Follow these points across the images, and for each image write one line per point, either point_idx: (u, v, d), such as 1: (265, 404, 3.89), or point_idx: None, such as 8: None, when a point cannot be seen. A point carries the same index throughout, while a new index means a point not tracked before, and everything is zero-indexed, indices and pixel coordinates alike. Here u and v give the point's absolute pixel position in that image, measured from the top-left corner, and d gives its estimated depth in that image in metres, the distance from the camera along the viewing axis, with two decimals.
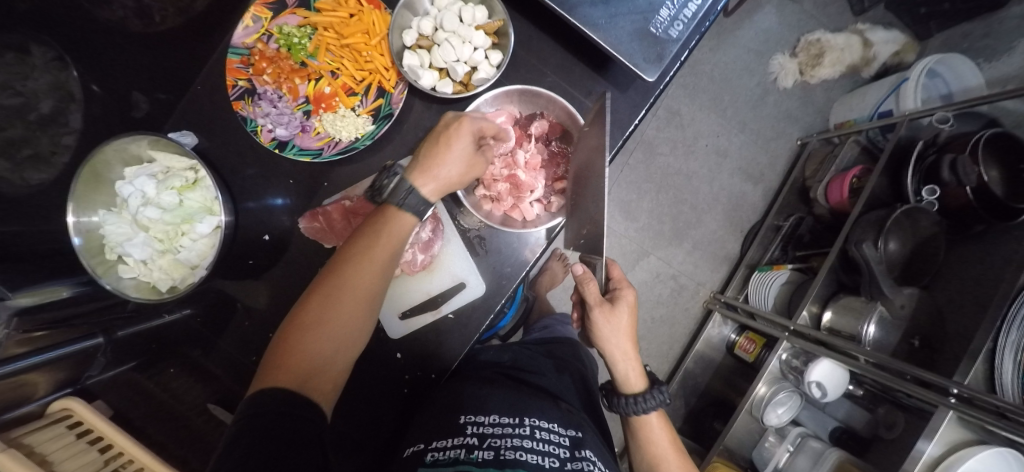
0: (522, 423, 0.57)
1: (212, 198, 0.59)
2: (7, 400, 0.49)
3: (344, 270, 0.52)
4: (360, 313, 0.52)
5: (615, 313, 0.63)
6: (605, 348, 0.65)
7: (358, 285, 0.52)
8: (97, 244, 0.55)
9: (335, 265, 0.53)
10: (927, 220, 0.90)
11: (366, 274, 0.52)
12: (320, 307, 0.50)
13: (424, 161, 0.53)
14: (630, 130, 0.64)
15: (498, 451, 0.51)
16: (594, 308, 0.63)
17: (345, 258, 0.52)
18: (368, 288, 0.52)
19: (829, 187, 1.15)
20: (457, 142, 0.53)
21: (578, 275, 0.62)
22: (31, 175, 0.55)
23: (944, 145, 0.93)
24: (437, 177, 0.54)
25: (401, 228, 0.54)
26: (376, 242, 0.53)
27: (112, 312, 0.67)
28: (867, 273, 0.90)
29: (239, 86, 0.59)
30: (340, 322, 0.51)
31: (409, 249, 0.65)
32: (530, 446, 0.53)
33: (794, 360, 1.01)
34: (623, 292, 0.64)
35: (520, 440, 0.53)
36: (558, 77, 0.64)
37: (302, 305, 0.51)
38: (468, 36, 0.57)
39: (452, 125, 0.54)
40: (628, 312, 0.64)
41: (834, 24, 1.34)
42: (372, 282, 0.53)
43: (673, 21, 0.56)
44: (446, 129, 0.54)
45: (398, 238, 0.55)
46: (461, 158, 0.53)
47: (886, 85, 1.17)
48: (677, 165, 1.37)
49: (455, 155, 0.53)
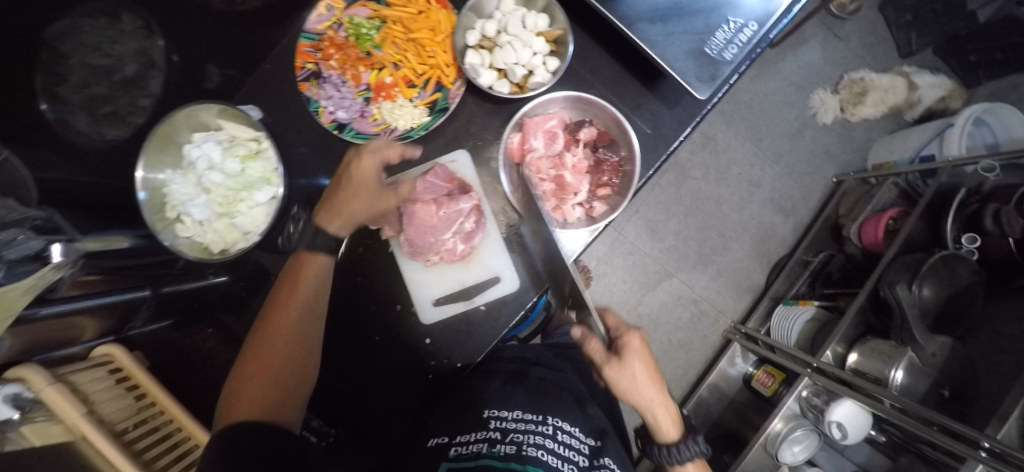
0: (546, 422, 0.58)
1: (273, 169, 0.61)
2: (52, 340, 0.59)
3: (273, 317, 0.58)
4: (301, 346, 0.58)
5: (626, 364, 0.63)
6: (630, 401, 0.64)
7: (286, 325, 0.57)
8: (161, 201, 0.59)
9: (268, 312, 0.59)
10: (965, 269, 0.87)
11: (293, 315, 0.58)
12: (261, 354, 0.57)
13: (332, 201, 0.58)
14: (674, 145, 0.65)
15: (519, 446, 0.53)
16: (603, 366, 0.64)
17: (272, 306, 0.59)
18: (297, 326, 0.58)
19: (863, 227, 1.13)
20: (359, 178, 0.57)
21: (578, 336, 0.66)
22: (108, 132, 0.59)
23: (987, 195, 0.91)
24: (342, 214, 0.59)
25: (321, 269, 0.60)
26: (301, 284, 0.59)
27: (164, 268, 0.72)
28: (899, 317, 0.86)
29: (307, 69, 0.63)
30: (284, 358, 0.57)
31: (452, 238, 0.65)
32: (552, 447, 0.55)
33: (815, 398, 0.97)
34: (630, 341, 0.64)
35: (543, 439, 0.55)
36: (608, 89, 0.65)
37: (246, 354, 0.58)
38: (529, 41, 0.59)
39: (353, 160, 0.58)
40: (645, 360, 0.64)
41: (879, 64, 1.33)
42: (300, 319, 0.58)
43: (728, 44, 0.57)
44: (347, 169, 0.58)
45: (319, 276, 0.60)
46: (364, 196, 0.58)
47: (929, 129, 1.15)
48: (707, 190, 1.37)
49: (361, 192, 0.58)
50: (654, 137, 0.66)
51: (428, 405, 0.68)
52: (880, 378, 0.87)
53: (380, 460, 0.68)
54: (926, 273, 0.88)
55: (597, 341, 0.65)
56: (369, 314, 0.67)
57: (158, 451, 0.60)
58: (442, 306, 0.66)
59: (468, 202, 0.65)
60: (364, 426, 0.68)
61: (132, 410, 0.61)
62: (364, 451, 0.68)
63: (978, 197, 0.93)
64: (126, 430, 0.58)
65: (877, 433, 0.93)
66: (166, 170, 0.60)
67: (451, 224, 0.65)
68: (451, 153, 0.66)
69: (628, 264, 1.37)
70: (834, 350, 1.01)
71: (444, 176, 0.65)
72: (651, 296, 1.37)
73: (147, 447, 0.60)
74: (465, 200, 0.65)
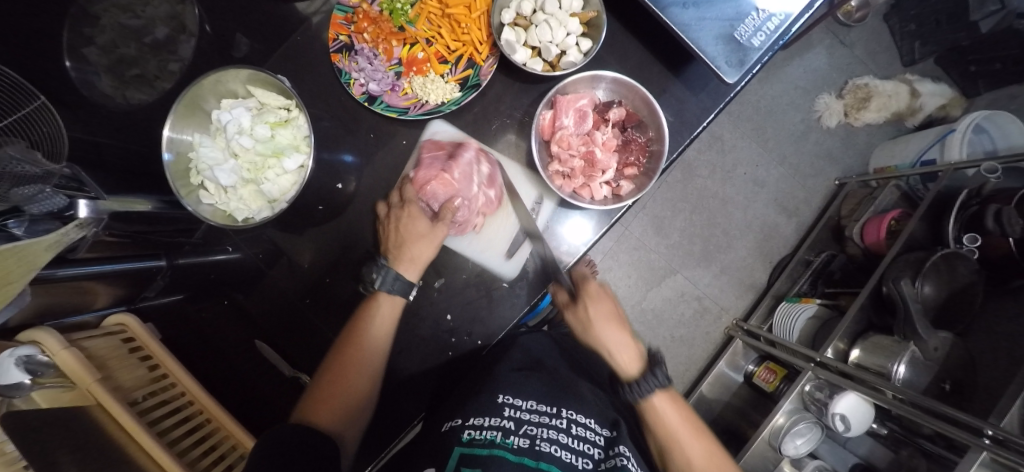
0: (561, 415, 0.60)
1: (303, 137, 0.61)
2: (66, 305, 0.57)
3: (347, 345, 0.60)
4: (367, 379, 0.60)
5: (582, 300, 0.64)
6: (594, 343, 0.64)
7: (359, 359, 0.59)
8: (184, 167, 0.58)
9: (342, 343, 0.61)
10: (965, 267, 0.89)
11: (364, 346, 0.60)
12: (331, 383, 0.59)
13: (397, 250, 0.61)
14: (698, 131, 0.66)
15: (533, 440, 0.56)
16: (565, 308, 0.66)
17: (345, 337, 0.61)
18: (368, 358, 0.60)
19: (866, 227, 1.15)
20: (411, 218, 0.62)
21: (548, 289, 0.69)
22: (133, 95, 0.59)
23: (987, 197, 0.93)
24: (411, 257, 0.61)
25: (392, 309, 0.61)
26: (375, 317, 0.60)
27: (182, 238, 0.70)
28: (902, 311, 0.87)
29: (339, 40, 0.63)
30: (351, 388, 0.59)
31: (479, 191, 0.64)
32: (566, 442, 0.57)
33: (817, 392, 0.98)
34: (588, 284, 0.65)
35: (556, 434, 0.57)
36: (636, 74, 0.66)
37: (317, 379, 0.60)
38: (563, 22, 0.59)
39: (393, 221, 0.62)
40: (603, 299, 0.64)
41: (882, 71, 1.37)
42: (370, 352, 0.60)
43: (756, 31, 0.57)
44: (396, 221, 0.62)
45: (392, 316, 0.61)
46: (422, 231, 0.62)
47: (930, 135, 1.18)
48: (713, 189, 1.39)
49: (421, 231, 0.62)
50: (678, 123, 0.66)
51: (446, 382, 0.68)
52: (881, 372, 0.88)
53: (395, 439, 0.68)
54: (929, 270, 0.89)
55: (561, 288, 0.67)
56: None
57: (172, 423, 0.58)
58: (465, 283, 0.67)
59: (472, 150, 0.64)
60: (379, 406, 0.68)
61: (146, 380, 0.59)
62: (376, 433, 0.67)
63: (979, 199, 0.94)
64: (139, 399, 0.55)
65: (878, 425, 0.95)
66: (194, 133, 0.59)
67: (472, 180, 0.63)
68: (438, 125, 0.66)
69: (634, 260, 1.39)
70: (836, 346, 1.02)
71: (438, 146, 0.65)
72: (655, 292, 1.38)
73: (160, 418, 0.57)
74: (465, 150, 0.64)
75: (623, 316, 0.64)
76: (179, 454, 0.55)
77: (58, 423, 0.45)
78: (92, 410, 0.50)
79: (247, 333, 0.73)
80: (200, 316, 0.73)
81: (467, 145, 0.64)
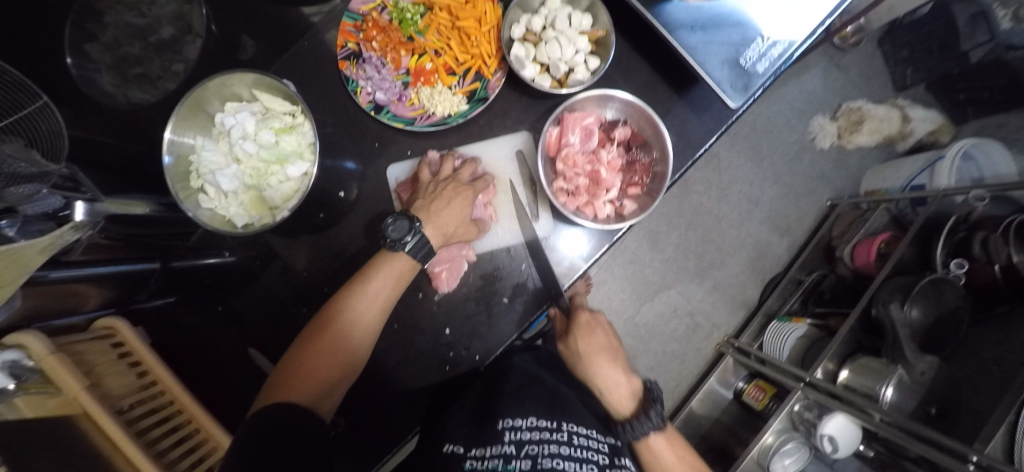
0: (562, 429, 0.59)
1: (307, 144, 0.60)
2: (57, 310, 0.55)
3: (332, 325, 0.56)
4: (360, 346, 0.57)
5: (577, 334, 0.67)
6: (588, 378, 0.65)
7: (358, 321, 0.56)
8: (184, 169, 0.57)
9: (342, 300, 0.57)
10: (953, 293, 0.91)
11: (353, 328, 0.56)
12: (326, 339, 0.55)
13: (437, 219, 0.60)
14: (700, 153, 0.67)
15: (535, 459, 0.54)
16: (562, 339, 0.70)
17: (345, 296, 0.57)
18: (354, 343, 0.56)
19: (855, 250, 1.17)
20: (461, 201, 0.62)
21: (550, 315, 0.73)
22: (134, 95, 0.58)
23: (975, 223, 0.96)
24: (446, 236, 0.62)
25: (399, 271, 0.58)
26: (376, 287, 0.57)
27: (177, 242, 0.69)
28: (891, 333, 0.91)
29: (348, 48, 0.63)
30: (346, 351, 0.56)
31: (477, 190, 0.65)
32: (569, 453, 0.56)
33: (806, 413, 1.01)
34: (580, 317, 0.68)
35: (558, 448, 0.56)
36: (642, 94, 0.67)
37: (312, 330, 0.57)
38: (573, 40, 0.60)
39: (436, 195, 0.61)
40: (595, 333, 0.67)
41: (875, 95, 1.41)
42: (357, 338, 0.56)
43: (761, 58, 0.58)
44: (451, 193, 0.62)
45: (395, 282, 0.58)
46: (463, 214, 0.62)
47: (921, 160, 1.21)
48: (709, 205, 1.41)
49: (462, 216, 0.62)
50: (681, 144, 0.67)
51: (443, 398, 0.68)
52: (869, 394, 0.90)
53: (390, 450, 0.68)
54: (918, 294, 0.91)
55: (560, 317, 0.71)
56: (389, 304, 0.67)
57: (159, 432, 0.56)
58: (465, 296, 0.66)
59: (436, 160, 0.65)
60: (375, 418, 0.67)
61: (134, 388, 0.57)
62: (372, 447, 0.67)
63: (966, 225, 0.97)
64: (125, 408, 0.54)
65: (864, 446, 0.96)
66: (196, 136, 0.59)
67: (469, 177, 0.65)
68: (398, 166, 0.68)
69: (628, 272, 1.40)
70: (825, 367, 1.02)
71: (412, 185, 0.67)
72: (648, 306, 1.39)
73: (148, 426, 0.56)
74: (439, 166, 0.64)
75: (616, 351, 0.66)
76: (165, 462, 0.54)
77: (43, 435, 0.43)
78: (77, 420, 0.49)
79: (238, 344, 0.71)
80: (192, 322, 0.71)
81: (430, 157, 0.65)
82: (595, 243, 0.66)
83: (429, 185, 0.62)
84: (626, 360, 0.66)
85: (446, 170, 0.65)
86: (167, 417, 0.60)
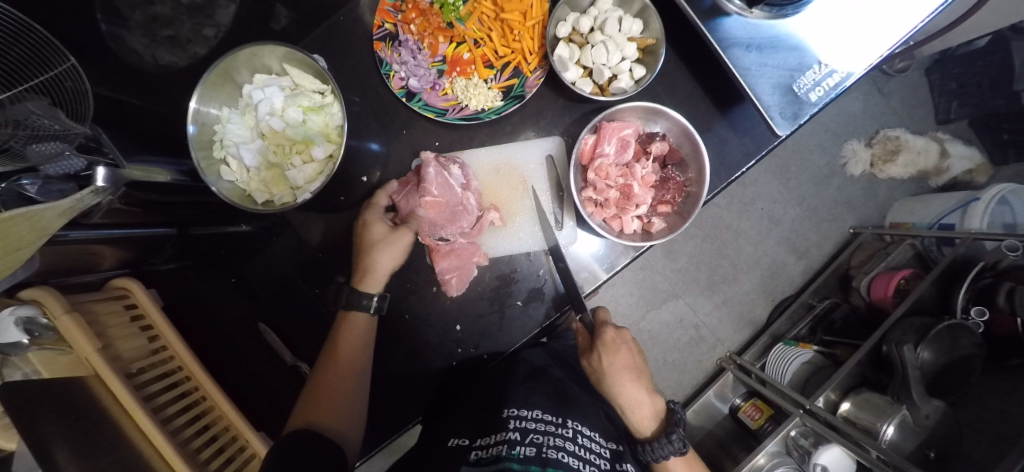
0: (566, 425, 0.57)
1: (334, 125, 0.59)
2: (71, 265, 0.55)
3: (307, 409, 0.56)
4: (355, 391, 0.58)
5: (611, 352, 0.62)
6: (610, 398, 0.61)
7: (346, 369, 0.58)
8: (209, 139, 0.56)
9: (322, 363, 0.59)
10: (969, 340, 0.85)
11: (339, 376, 0.58)
12: (316, 397, 0.57)
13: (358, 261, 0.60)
14: (735, 176, 0.64)
15: (540, 448, 0.51)
16: (584, 355, 0.65)
17: (325, 358, 0.59)
18: (350, 388, 0.58)
19: (874, 282, 1.13)
20: (373, 228, 0.60)
21: (573, 328, 0.68)
22: (162, 56, 0.60)
23: (1003, 272, 0.91)
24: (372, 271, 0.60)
25: (362, 324, 0.61)
26: (352, 336, 0.60)
27: (200, 207, 0.70)
28: (899, 374, 0.84)
29: (384, 28, 0.62)
30: (342, 397, 0.57)
31: (465, 192, 0.64)
32: (573, 450, 0.53)
33: (802, 439, 0.97)
34: (604, 333, 0.63)
35: (563, 442, 0.53)
36: (683, 107, 0.64)
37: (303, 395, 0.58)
38: (620, 45, 0.58)
39: (376, 244, 0.59)
40: (620, 351, 0.62)
41: (915, 126, 1.36)
42: (351, 378, 0.58)
43: (815, 86, 0.55)
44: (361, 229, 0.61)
45: (362, 331, 0.61)
46: (381, 238, 0.60)
47: (954, 198, 1.17)
48: (728, 220, 1.39)
49: (377, 237, 0.60)
50: (717, 164, 0.64)
51: (445, 393, 0.68)
52: (869, 430, 0.86)
53: (390, 437, 0.68)
54: (932, 337, 0.86)
55: (586, 337, 0.66)
56: (402, 293, 0.67)
57: (167, 399, 0.55)
58: (478, 295, 0.66)
59: (434, 162, 0.61)
60: (377, 402, 0.67)
61: (144, 352, 0.57)
62: (372, 432, 0.67)
63: (994, 273, 0.93)
64: (134, 372, 0.53)
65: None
66: (221, 106, 0.58)
67: (452, 185, 0.62)
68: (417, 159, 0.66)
69: (637, 278, 1.39)
70: (827, 397, 0.99)
71: (405, 181, 0.64)
72: (654, 314, 1.38)
73: (156, 393, 0.55)
74: (426, 165, 0.60)
75: (641, 370, 0.62)
76: (171, 431, 0.52)
77: (58, 394, 0.42)
78: (88, 381, 0.47)
79: (248, 315, 0.71)
80: (202, 289, 0.71)
81: (425, 158, 0.61)
82: (604, 250, 0.65)
83: (374, 231, 0.60)
84: (651, 377, 0.62)
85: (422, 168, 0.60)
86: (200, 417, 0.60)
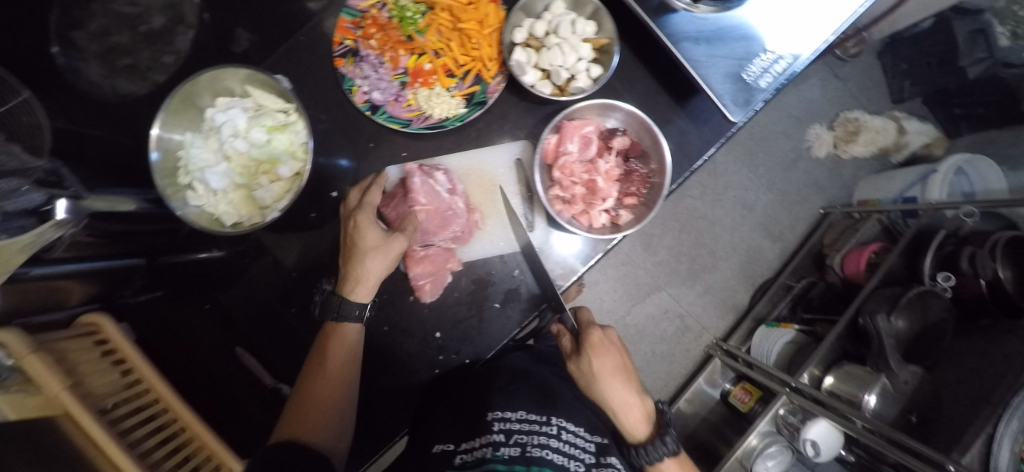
0: (551, 422, 0.58)
1: (298, 143, 0.59)
2: (37, 304, 0.52)
3: (294, 420, 0.56)
4: (342, 404, 0.58)
5: (599, 354, 0.63)
6: (600, 401, 0.62)
7: (330, 382, 0.58)
8: (173, 165, 0.57)
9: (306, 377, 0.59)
10: (938, 305, 0.88)
11: (323, 390, 0.57)
12: (301, 412, 0.56)
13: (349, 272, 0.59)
14: (698, 164, 0.66)
15: (524, 448, 0.52)
16: (569, 357, 0.66)
17: (311, 374, 0.58)
18: (337, 401, 0.58)
19: (846, 258, 1.17)
20: (364, 233, 0.58)
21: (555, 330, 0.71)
22: (122, 87, 0.63)
23: (962, 238, 0.95)
24: (363, 282, 0.59)
25: (350, 336, 0.60)
26: (338, 348, 0.59)
27: (165, 237, 0.68)
28: (875, 343, 0.87)
29: (345, 45, 0.63)
30: (327, 411, 0.56)
31: (453, 197, 0.65)
32: (557, 446, 0.54)
33: (791, 416, 0.97)
34: (592, 337, 0.64)
35: (547, 439, 0.54)
36: (642, 102, 0.66)
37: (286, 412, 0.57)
38: (576, 47, 0.60)
39: (368, 251, 0.58)
40: (608, 352, 0.63)
41: (873, 106, 1.41)
42: (337, 388, 0.58)
43: (763, 73, 0.58)
44: (353, 232, 0.59)
45: (348, 344, 0.60)
46: (376, 245, 0.59)
47: (914, 172, 1.21)
48: (702, 210, 1.42)
49: (371, 244, 0.58)
50: (679, 155, 0.66)
51: (429, 402, 0.68)
52: (852, 400, 0.87)
53: (376, 451, 0.67)
54: (903, 305, 0.89)
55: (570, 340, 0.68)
56: (380, 304, 0.67)
57: (144, 433, 0.54)
58: (456, 300, 0.67)
59: (418, 172, 0.63)
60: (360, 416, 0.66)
61: (117, 387, 0.55)
62: (359, 447, 0.66)
63: (955, 239, 0.97)
64: (109, 408, 0.51)
65: (845, 452, 0.97)
66: (185, 132, 0.58)
67: (440, 192, 0.63)
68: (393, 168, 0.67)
69: (620, 274, 1.41)
70: (811, 373, 1.01)
71: (392, 195, 0.66)
72: (639, 307, 1.40)
73: (133, 428, 0.54)
74: (411, 176, 0.63)
75: (629, 370, 0.63)
76: (150, 465, 0.51)
77: (26, 436, 0.41)
78: (58, 421, 0.46)
79: (225, 340, 0.70)
80: (176, 318, 0.70)
81: (409, 168, 0.63)
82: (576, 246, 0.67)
83: (368, 237, 0.58)
84: (639, 379, 0.63)
85: (409, 178, 0.63)
86: (179, 449, 0.59)
